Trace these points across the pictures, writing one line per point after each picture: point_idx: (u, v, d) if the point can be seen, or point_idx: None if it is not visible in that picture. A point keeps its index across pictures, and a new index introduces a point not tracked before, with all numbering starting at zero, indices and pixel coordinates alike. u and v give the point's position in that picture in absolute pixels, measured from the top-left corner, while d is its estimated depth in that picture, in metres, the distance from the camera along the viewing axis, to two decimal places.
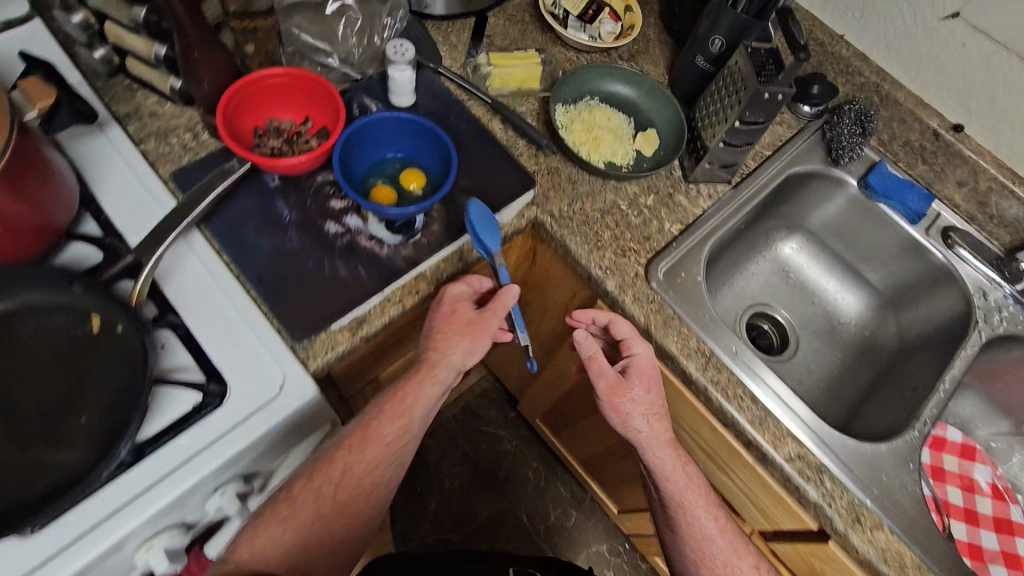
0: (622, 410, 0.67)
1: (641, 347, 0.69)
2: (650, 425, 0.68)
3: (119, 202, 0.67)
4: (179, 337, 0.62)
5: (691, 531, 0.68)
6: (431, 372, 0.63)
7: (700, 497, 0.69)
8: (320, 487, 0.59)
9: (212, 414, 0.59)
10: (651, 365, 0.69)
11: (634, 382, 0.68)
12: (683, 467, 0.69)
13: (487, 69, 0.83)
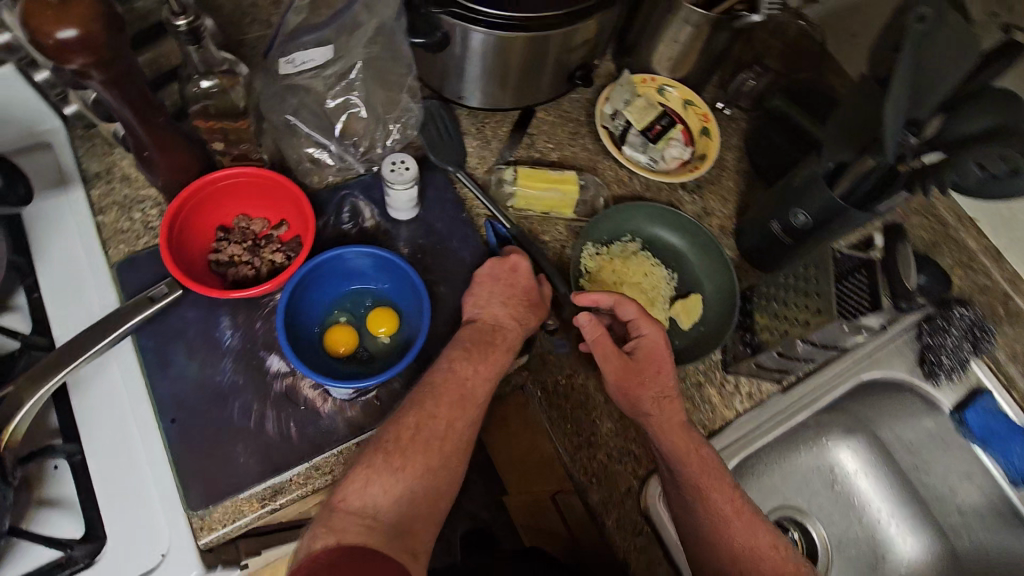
0: (635, 402, 0.56)
1: (649, 325, 0.58)
2: (656, 413, 0.56)
3: (53, 281, 0.59)
4: (69, 468, 0.52)
5: (704, 506, 0.54)
6: (507, 347, 0.57)
7: (711, 474, 0.55)
8: (411, 453, 0.50)
9: (75, 575, 0.49)
10: (660, 347, 0.58)
11: (640, 367, 0.57)
12: (698, 448, 0.56)
13: (512, 187, 0.70)
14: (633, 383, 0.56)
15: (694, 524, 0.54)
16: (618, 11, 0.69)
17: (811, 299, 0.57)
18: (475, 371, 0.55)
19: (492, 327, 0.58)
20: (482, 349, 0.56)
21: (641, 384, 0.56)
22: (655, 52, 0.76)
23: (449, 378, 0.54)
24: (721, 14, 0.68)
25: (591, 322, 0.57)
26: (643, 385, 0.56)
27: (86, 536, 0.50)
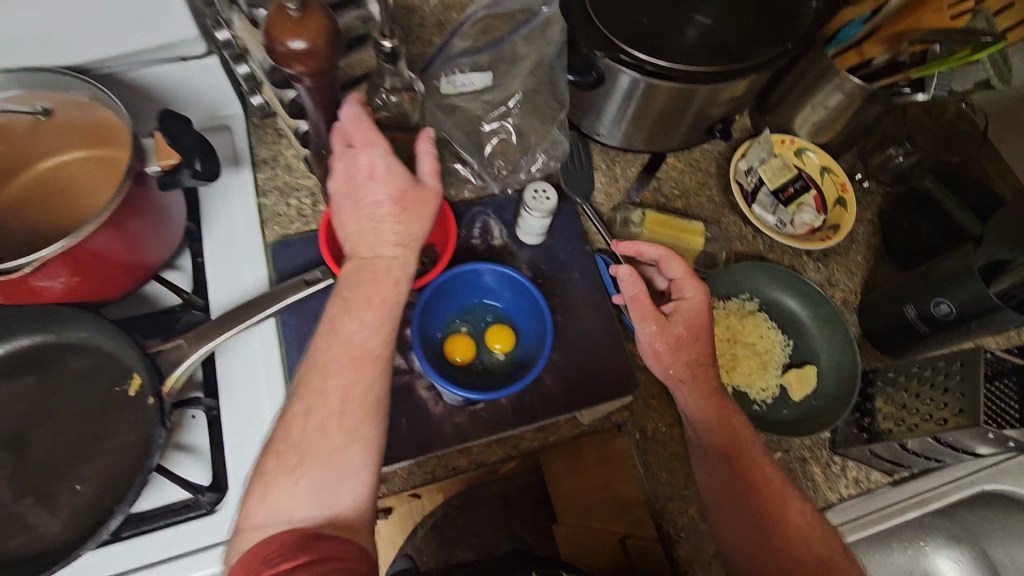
0: (667, 364, 0.58)
1: (693, 290, 0.58)
2: (687, 376, 0.57)
3: (215, 249, 0.65)
4: (206, 419, 0.58)
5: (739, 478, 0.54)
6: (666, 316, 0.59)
7: (752, 453, 0.55)
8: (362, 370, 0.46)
9: (198, 520, 0.54)
10: (701, 310, 0.58)
11: (676, 325, 0.58)
12: (733, 418, 0.57)
13: (638, 228, 0.71)
14: (667, 342, 0.58)
15: (734, 505, 0.54)
16: (772, 73, 0.69)
17: (948, 392, 0.55)
18: (388, 255, 0.49)
19: (386, 214, 0.49)
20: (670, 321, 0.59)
21: (671, 341, 0.58)
22: (801, 115, 0.75)
23: (354, 282, 0.49)
24: (881, 88, 0.67)
25: (632, 274, 0.58)
26: (677, 346, 0.57)
27: (214, 485, 0.55)
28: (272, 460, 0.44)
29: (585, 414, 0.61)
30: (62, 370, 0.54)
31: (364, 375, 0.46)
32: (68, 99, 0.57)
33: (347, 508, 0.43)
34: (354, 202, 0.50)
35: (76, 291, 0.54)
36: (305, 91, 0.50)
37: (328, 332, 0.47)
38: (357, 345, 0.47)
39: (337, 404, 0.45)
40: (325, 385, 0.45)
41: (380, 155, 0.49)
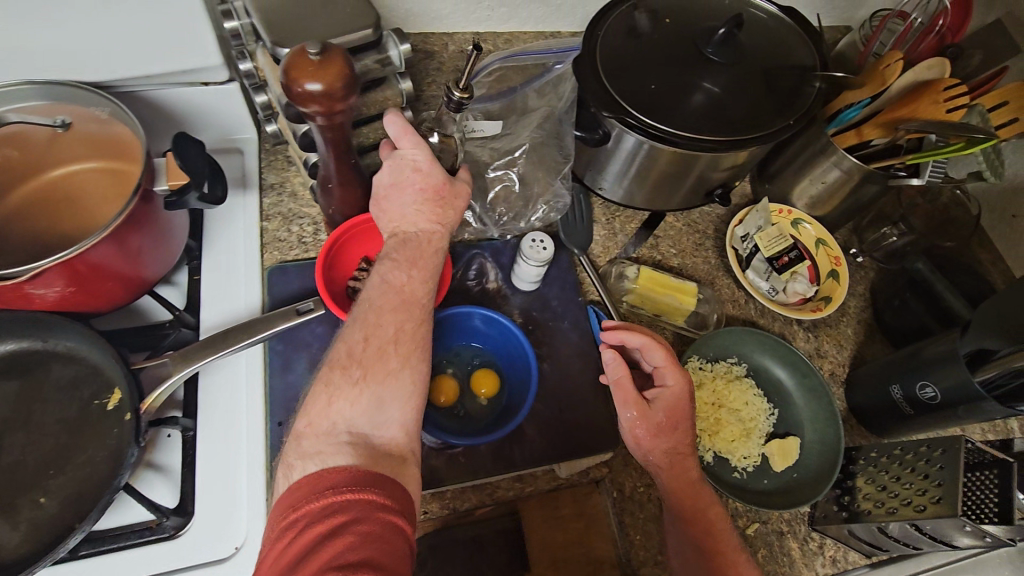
0: (647, 451, 0.57)
1: (675, 377, 0.57)
2: (666, 464, 0.56)
3: (212, 268, 0.66)
4: (180, 439, 0.57)
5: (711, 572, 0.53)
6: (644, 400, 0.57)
7: (728, 551, 0.54)
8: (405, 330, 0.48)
9: (158, 544, 0.53)
10: (683, 399, 0.57)
11: (658, 411, 0.56)
12: (709, 511, 0.56)
13: (631, 284, 0.72)
14: (648, 430, 0.56)
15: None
16: (773, 145, 0.71)
17: (929, 478, 0.54)
18: (427, 230, 0.51)
19: (430, 199, 0.51)
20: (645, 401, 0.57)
21: (653, 429, 0.56)
22: (799, 188, 0.77)
23: (398, 245, 0.51)
24: (876, 169, 0.68)
25: (616, 358, 0.57)
26: (657, 433, 0.56)
27: (179, 509, 0.54)
28: (336, 373, 0.45)
29: (564, 466, 0.61)
30: (42, 380, 0.54)
31: (413, 316, 0.49)
32: (88, 114, 0.59)
33: (395, 435, 0.45)
34: (398, 192, 0.51)
35: (67, 302, 0.55)
36: (317, 129, 0.52)
37: (380, 272, 0.49)
38: (406, 293, 0.49)
39: (390, 339, 0.47)
40: (382, 317, 0.47)
41: (425, 153, 0.51)
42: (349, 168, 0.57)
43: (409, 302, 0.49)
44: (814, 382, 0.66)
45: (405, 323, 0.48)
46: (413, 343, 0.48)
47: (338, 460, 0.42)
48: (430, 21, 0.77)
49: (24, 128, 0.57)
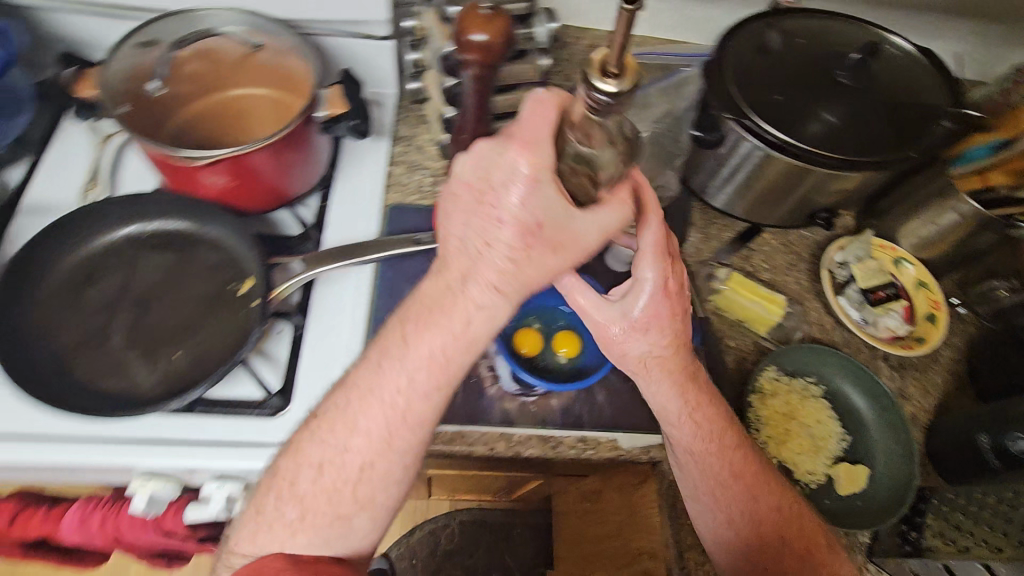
0: (624, 358, 0.57)
1: (654, 268, 0.53)
2: (644, 367, 0.56)
3: (340, 198, 0.73)
4: (290, 336, 0.64)
5: (707, 479, 0.57)
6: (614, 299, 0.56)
7: (762, 509, 0.57)
8: (375, 448, 0.47)
9: (260, 419, 0.59)
10: (660, 300, 0.54)
11: (631, 311, 0.54)
12: (695, 412, 0.57)
13: (720, 285, 0.72)
14: (619, 328, 0.55)
15: (711, 518, 0.57)
16: (889, 176, 0.71)
17: None
18: (485, 308, 0.46)
19: (502, 237, 0.45)
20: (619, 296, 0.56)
21: (624, 329, 0.55)
22: (908, 226, 0.76)
23: (421, 314, 0.47)
24: (996, 215, 0.67)
25: None
26: (630, 334, 0.55)
27: (282, 393, 0.60)
28: (273, 501, 0.47)
29: (627, 438, 0.62)
30: (193, 257, 0.62)
31: (403, 437, 0.47)
32: (275, 45, 0.66)
33: (358, 546, 0.49)
34: (472, 200, 0.45)
35: (225, 194, 0.64)
36: (466, 80, 0.57)
37: (359, 395, 0.47)
38: (396, 416, 0.47)
39: (360, 463, 0.47)
40: (351, 437, 0.47)
41: (538, 158, 0.43)
42: (484, 122, 0.62)
43: (400, 415, 0.47)
44: (894, 414, 0.64)
45: (380, 454, 0.47)
46: (382, 470, 0.48)
47: (283, 548, 0.46)
48: (570, 15, 0.83)
49: (222, 43, 0.65)
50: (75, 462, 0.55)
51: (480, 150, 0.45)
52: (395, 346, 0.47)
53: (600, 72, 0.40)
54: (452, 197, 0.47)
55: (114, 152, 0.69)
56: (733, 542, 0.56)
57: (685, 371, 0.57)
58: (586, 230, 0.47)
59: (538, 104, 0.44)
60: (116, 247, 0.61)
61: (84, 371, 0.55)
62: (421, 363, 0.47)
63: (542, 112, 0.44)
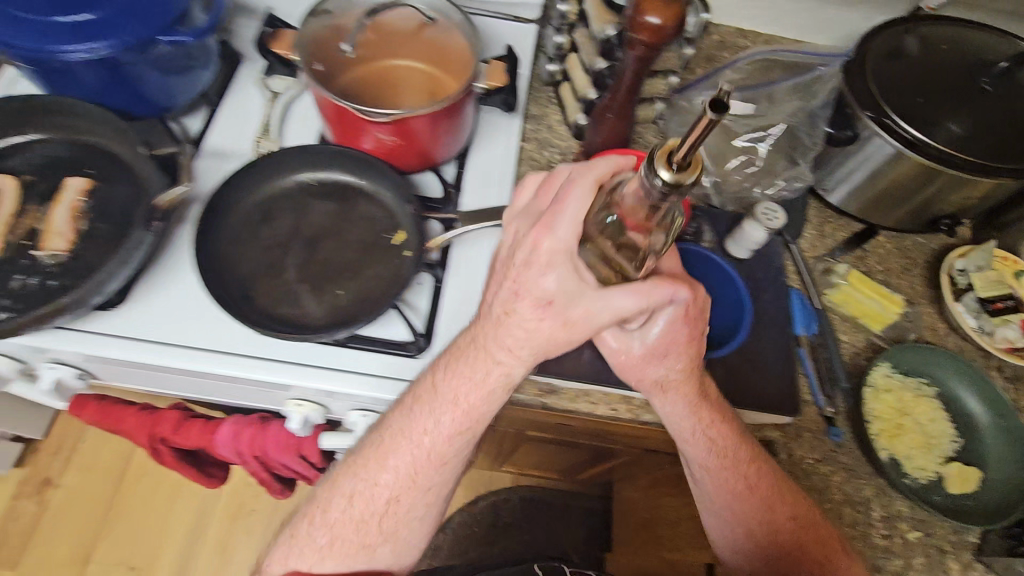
0: (641, 379, 0.60)
1: (681, 291, 0.52)
2: (660, 389, 0.59)
3: (476, 168, 0.78)
4: (430, 286, 0.69)
5: (721, 492, 0.62)
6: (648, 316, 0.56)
7: (776, 516, 0.61)
8: (400, 483, 0.58)
9: (403, 357, 0.65)
10: (680, 326, 0.55)
11: (645, 342, 0.57)
12: (711, 429, 0.60)
13: (838, 280, 0.75)
14: (636, 356, 0.58)
15: (730, 524, 0.64)
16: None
17: None
18: (504, 363, 0.54)
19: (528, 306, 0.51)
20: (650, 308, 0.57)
21: (642, 358, 0.58)
22: None
23: (447, 370, 0.56)
24: None
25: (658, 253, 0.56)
26: (648, 358, 0.58)
27: (426, 336, 0.66)
28: (308, 524, 0.61)
29: (743, 415, 0.66)
30: (352, 207, 0.69)
31: (427, 467, 0.58)
32: (447, 23, 0.73)
33: (394, 561, 0.62)
34: (500, 273, 0.54)
35: (382, 151, 0.69)
36: (627, 61, 0.61)
37: (399, 432, 0.58)
38: (413, 460, 0.58)
39: (391, 491, 0.59)
40: (376, 475, 0.59)
41: (569, 242, 0.50)
42: (632, 100, 0.66)
43: (421, 450, 0.57)
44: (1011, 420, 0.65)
45: (404, 471, 0.58)
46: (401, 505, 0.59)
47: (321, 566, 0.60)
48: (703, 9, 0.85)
49: (401, 17, 0.72)
50: (248, 377, 0.61)
51: (521, 228, 0.54)
52: (428, 394, 0.57)
53: (664, 161, 0.39)
54: (495, 270, 0.55)
55: (281, 111, 0.76)
56: (745, 546, 0.63)
57: (699, 391, 0.60)
58: (603, 312, 0.50)
59: (578, 184, 0.50)
60: (287, 193, 0.68)
61: (267, 297, 0.62)
62: (455, 381, 0.56)
63: (569, 198, 0.50)
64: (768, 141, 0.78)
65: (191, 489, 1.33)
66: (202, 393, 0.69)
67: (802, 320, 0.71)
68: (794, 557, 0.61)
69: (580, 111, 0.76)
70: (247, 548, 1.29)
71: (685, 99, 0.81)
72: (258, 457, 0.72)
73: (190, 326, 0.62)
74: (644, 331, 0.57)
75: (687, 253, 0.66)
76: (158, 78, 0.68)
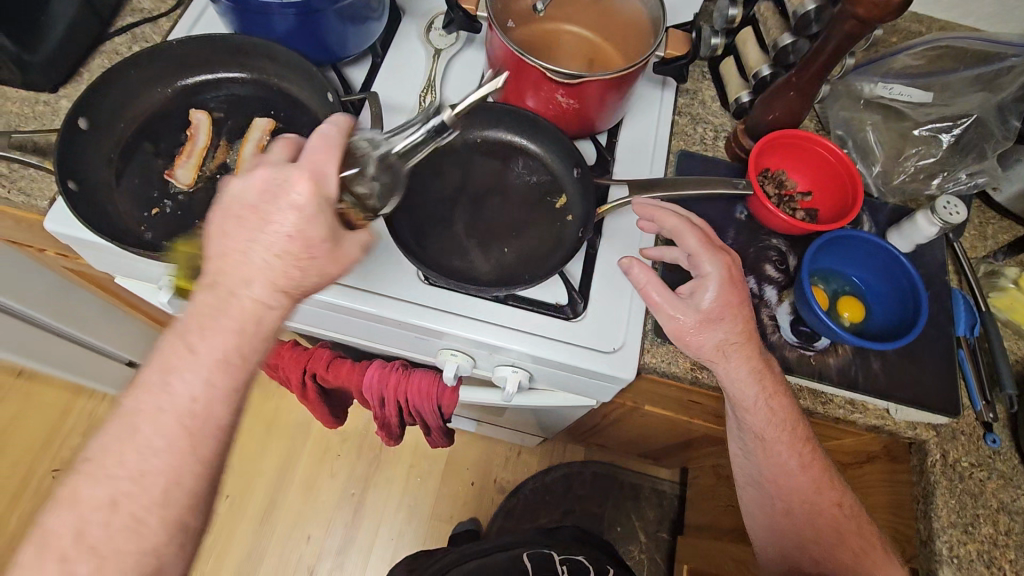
0: (697, 349, 0.60)
1: (714, 263, 0.60)
2: (720, 356, 0.60)
3: (629, 137, 0.75)
4: (585, 254, 0.68)
5: (770, 463, 0.65)
6: (692, 288, 0.61)
7: (823, 499, 0.65)
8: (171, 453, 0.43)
9: (557, 320, 0.64)
10: (729, 290, 0.60)
11: (699, 306, 0.60)
12: (769, 402, 0.61)
13: (1005, 283, 0.71)
14: (693, 322, 0.60)
15: (768, 499, 0.67)
16: None
17: None
18: (258, 301, 0.47)
19: (260, 250, 0.47)
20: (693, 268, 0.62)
21: (701, 323, 0.60)
22: None
23: (196, 330, 0.45)
24: None
25: (641, 267, 0.60)
26: (704, 325, 0.60)
27: (582, 299, 0.65)
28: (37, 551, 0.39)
29: (900, 411, 0.64)
30: (516, 167, 0.70)
31: (205, 431, 0.44)
32: None
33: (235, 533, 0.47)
34: (250, 222, 0.47)
35: (554, 113, 0.69)
36: (829, 40, 0.60)
37: (105, 429, 0.43)
38: (137, 482, 0.41)
39: (129, 527, 0.41)
40: (78, 506, 0.40)
41: (330, 176, 0.48)
42: (819, 80, 0.65)
43: (147, 444, 0.42)
44: None
45: (123, 486, 0.41)
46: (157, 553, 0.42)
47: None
48: None
49: None
50: (413, 323, 0.63)
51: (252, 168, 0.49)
52: (141, 380, 0.44)
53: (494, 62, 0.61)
54: (231, 206, 0.47)
55: (443, 68, 0.77)
56: (780, 522, 0.66)
57: (761, 358, 0.61)
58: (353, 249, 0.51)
59: (258, 181, 0.47)
60: (455, 148, 0.70)
61: (438, 247, 0.64)
62: (180, 348, 0.45)
63: (667, 208, 0.63)
64: (954, 132, 0.74)
65: (282, 429, 1.37)
66: (357, 334, 0.72)
67: (964, 323, 0.68)
68: (829, 535, 0.64)
69: (746, 88, 0.75)
70: (330, 491, 1.33)
71: (851, 84, 0.78)
72: (397, 401, 0.74)
73: (362, 270, 0.64)
74: (699, 299, 0.60)
75: (864, 241, 0.65)
76: (338, 27, 0.68)
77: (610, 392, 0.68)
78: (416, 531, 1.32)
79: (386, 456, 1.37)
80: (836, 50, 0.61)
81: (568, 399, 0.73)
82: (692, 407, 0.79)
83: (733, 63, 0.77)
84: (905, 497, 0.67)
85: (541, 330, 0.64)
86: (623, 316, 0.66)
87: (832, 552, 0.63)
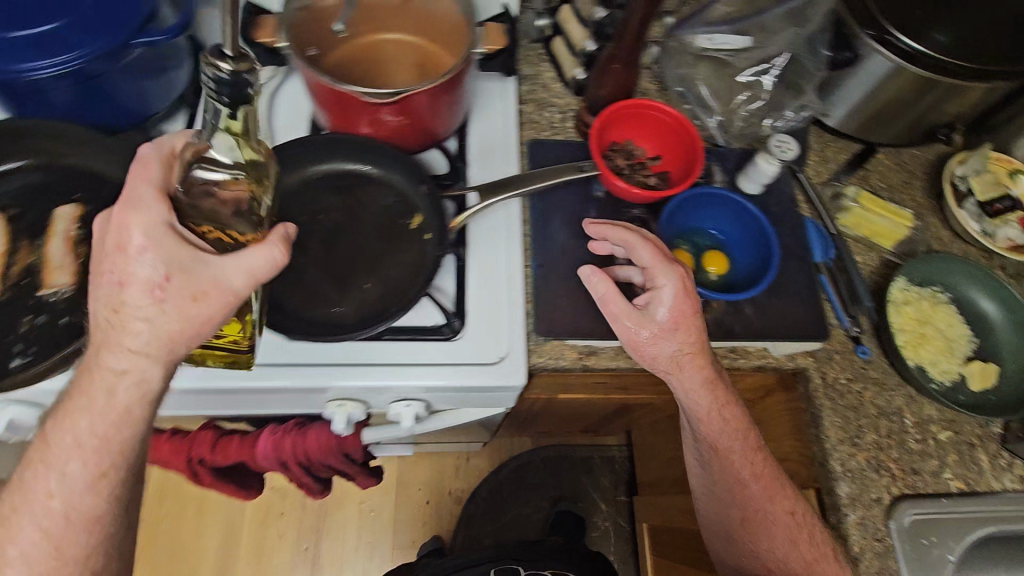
0: (654, 361, 0.61)
1: (666, 275, 0.60)
2: (675, 366, 0.61)
3: (476, 138, 0.73)
4: (453, 268, 0.67)
5: (724, 474, 0.65)
6: (645, 301, 0.62)
7: (776, 505, 0.63)
8: None
9: (437, 343, 0.63)
10: (683, 298, 0.60)
11: (655, 316, 0.60)
12: (722, 413, 0.63)
13: (849, 204, 0.76)
14: (650, 333, 0.60)
15: (723, 507, 0.66)
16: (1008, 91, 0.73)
17: None
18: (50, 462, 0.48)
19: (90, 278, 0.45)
20: (648, 278, 0.62)
21: (654, 332, 0.60)
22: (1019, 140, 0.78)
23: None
24: None
25: (597, 272, 0.61)
26: (660, 336, 0.60)
27: (458, 315, 0.64)
28: None
29: (778, 346, 0.68)
30: (363, 197, 0.67)
31: None
32: None
33: None
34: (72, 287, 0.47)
35: (386, 131, 0.66)
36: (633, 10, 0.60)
37: None
38: None
39: None
40: None
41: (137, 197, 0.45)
42: (638, 48, 0.65)
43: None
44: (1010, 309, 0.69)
45: None
46: None
47: None
48: None
49: None
50: (285, 386, 0.60)
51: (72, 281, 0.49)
52: None
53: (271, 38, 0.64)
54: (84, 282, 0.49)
55: (265, 105, 0.72)
56: (736, 530, 0.65)
57: (713, 368, 0.62)
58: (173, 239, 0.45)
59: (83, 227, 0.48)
60: (295, 190, 0.66)
61: (294, 300, 0.61)
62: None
63: (618, 224, 0.64)
64: (773, 72, 0.79)
65: (216, 501, 1.30)
66: (238, 407, 0.67)
67: (819, 250, 0.72)
68: (782, 540, 0.62)
69: (579, 65, 0.75)
70: (283, 551, 1.28)
71: (679, 40, 0.79)
72: (301, 461, 0.70)
73: None
74: (656, 314, 0.60)
75: (711, 194, 0.68)
76: (132, 85, 0.62)
77: (510, 399, 0.67)
78: (381, 564, 1.30)
79: (335, 498, 1.33)
80: (646, 15, 0.61)
81: (475, 415, 0.72)
82: (601, 388, 0.81)
83: (565, 41, 0.77)
84: (799, 424, 0.70)
85: (427, 378, 0.61)
86: (502, 321, 0.65)
87: (788, 561, 0.61)
